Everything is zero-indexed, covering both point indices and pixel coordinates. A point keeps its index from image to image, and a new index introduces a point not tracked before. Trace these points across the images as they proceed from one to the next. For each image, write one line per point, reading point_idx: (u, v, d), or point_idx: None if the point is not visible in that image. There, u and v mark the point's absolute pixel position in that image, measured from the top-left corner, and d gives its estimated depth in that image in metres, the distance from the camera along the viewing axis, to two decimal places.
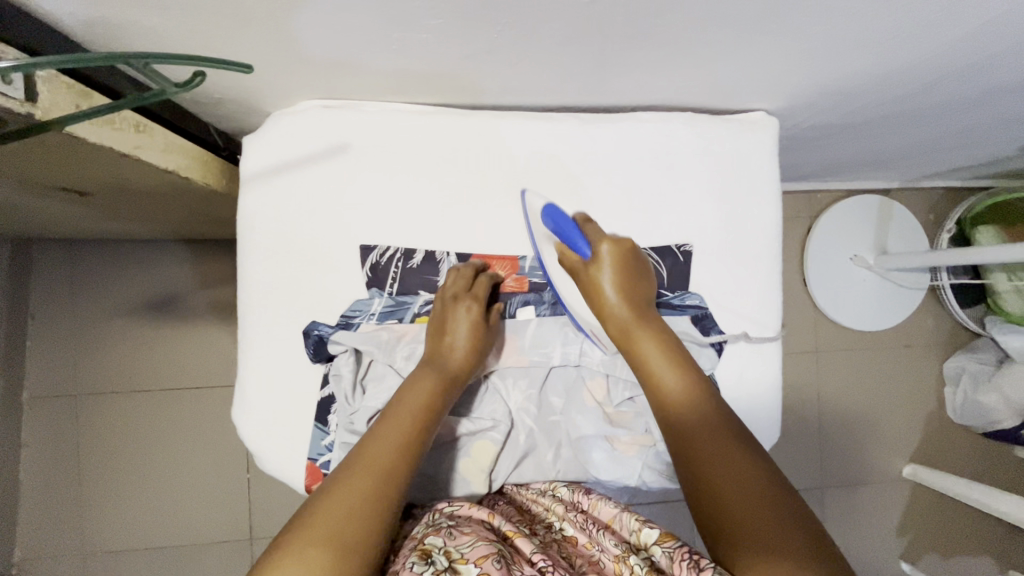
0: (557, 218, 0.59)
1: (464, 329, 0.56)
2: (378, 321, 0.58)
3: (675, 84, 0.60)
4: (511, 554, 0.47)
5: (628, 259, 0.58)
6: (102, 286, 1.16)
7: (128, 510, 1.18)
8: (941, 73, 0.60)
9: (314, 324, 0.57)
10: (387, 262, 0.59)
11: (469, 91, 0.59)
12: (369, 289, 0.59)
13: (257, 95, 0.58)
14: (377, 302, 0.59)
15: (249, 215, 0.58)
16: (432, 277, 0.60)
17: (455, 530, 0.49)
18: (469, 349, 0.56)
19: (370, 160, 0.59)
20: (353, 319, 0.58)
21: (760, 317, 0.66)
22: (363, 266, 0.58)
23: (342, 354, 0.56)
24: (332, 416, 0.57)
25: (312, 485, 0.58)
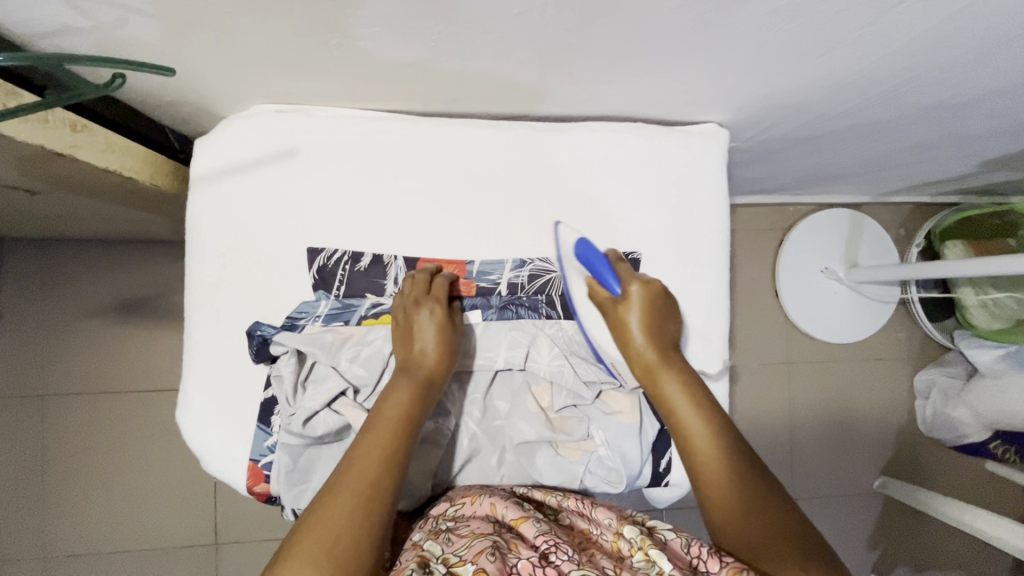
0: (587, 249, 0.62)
1: (431, 335, 0.57)
2: (324, 323, 0.58)
3: (623, 96, 0.62)
4: (506, 544, 0.49)
5: (656, 301, 0.60)
6: (74, 287, 1.16)
7: (92, 513, 1.17)
8: (880, 89, 0.62)
9: (256, 324, 0.57)
10: (334, 264, 0.59)
11: (418, 98, 0.60)
12: (316, 291, 0.59)
13: (210, 99, 0.59)
14: (323, 305, 0.59)
15: (198, 216, 0.59)
16: (379, 280, 0.61)
17: (452, 536, 0.50)
18: (438, 356, 0.57)
19: (320, 164, 0.60)
20: (298, 320, 0.58)
21: (707, 325, 0.67)
22: (310, 268, 0.59)
23: (285, 355, 0.56)
24: (275, 417, 0.57)
25: (254, 486, 0.58)
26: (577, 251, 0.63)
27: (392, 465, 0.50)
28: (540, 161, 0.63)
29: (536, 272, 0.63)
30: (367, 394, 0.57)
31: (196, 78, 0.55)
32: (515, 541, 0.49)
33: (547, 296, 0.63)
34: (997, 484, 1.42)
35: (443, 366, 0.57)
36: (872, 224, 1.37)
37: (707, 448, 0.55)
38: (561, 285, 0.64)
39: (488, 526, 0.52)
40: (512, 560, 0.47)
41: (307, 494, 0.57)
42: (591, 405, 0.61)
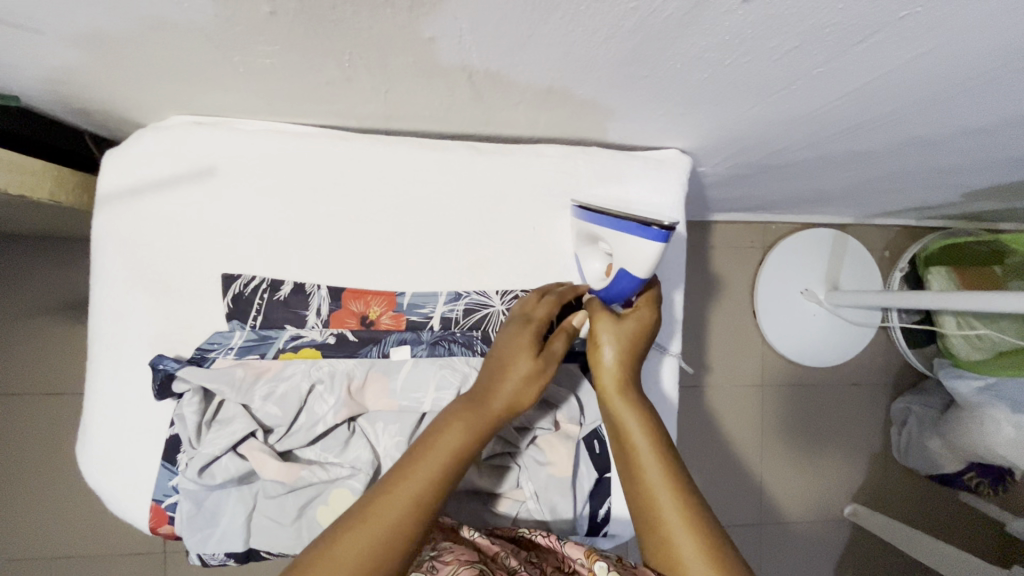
0: (630, 283, 0.52)
1: (525, 369, 0.49)
2: (236, 356, 0.54)
3: (571, 119, 0.57)
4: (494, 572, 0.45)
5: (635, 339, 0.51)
6: (17, 285, 1.12)
7: (35, 517, 1.13)
8: (848, 124, 0.57)
9: (160, 357, 0.52)
10: (251, 292, 0.55)
11: (347, 115, 0.56)
12: (231, 321, 0.55)
13: (119, 106, 0.54)
14: (238, 336, 0.55)
15: (103, 236, 0.54)
16: (300, 310, 0.56)
17: (436, 561, 0.46)
18: (522, 394, 0.49)
19: (237, 183, 0.55)
20: (209, 353, 0.54)
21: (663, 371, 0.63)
22: (225, 296, 0.55)
23: (188, 392, 0.52)
24: (180, 456, 0.53)
25: (157, 527, 0.54)
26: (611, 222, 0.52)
27: (433, 510, 0.43)
28: (480, 186, 0.59)
29: (470, 307, 0.59)
30: (279, 436, 0.53)
31: (96, 87, 0.50)
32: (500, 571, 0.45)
33: (483, 333, 0.58)
34: (969, 515, 1.39)
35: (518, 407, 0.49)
36: (855, 246, 1.33)
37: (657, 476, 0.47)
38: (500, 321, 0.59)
39: (473, 555, 0.48)
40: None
41: (214, 539, 0.53)
42: (524, 453, 0.58)
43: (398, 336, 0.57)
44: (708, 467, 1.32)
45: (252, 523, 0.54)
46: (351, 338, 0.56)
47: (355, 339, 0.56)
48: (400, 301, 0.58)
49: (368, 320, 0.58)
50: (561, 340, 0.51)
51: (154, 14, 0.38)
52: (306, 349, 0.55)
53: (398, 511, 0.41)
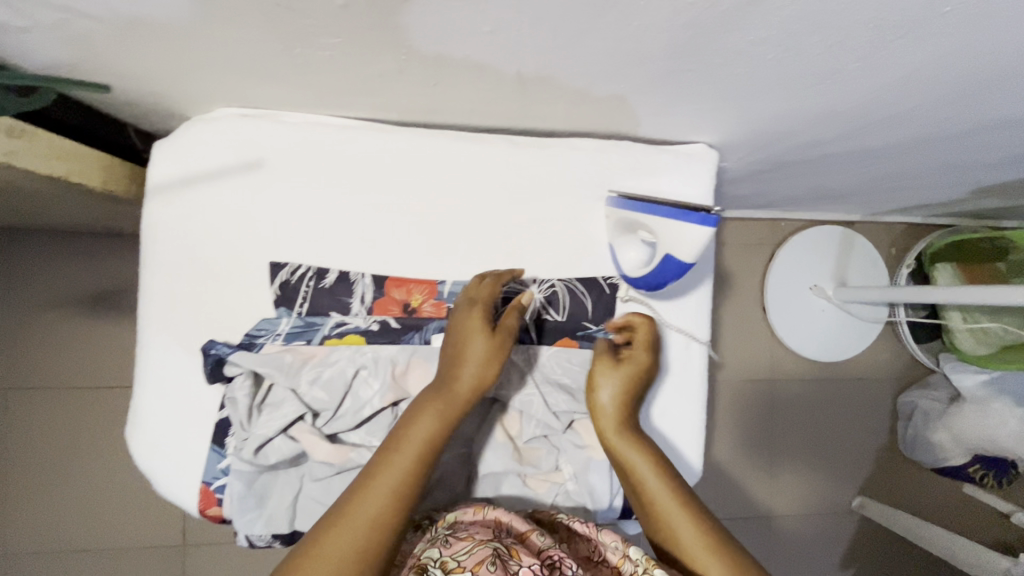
0: (676, 268, 0.55)
1: (482, 350, 0.54)
2: (284, 342, 0.56)
3: (607, 113, 0.59)
4: (507, 550, 0.47)
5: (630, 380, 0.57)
6: (38, 279, 1.12)
7: (55, 510, 1.14)
8: (874, 119, 0.59)
9: (212, 342, 0.54)
10: (298, 280, 0.57)
11: (391, 108, 0.57)
12: (277, 308, 0.57)
13: (169, 98, 0.56)
14: (285, 322, 0.56)
15: (153, 225, 0.55)
16: (345, 298, 0.58)
17: (450, 538, 0.48)
18: (483, 373, 0.54)
19: (284, 174, 0.57)
20: (257, 338, 0.55)
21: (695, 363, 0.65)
22: (272, 283, 0.56)
23: (239, 376, 0.54)
24: (230, 438, 0.55)
25: (205, 510, 0.55)
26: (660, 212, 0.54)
27: (410, 496, 0.47)
28: (518, 178, 0.61)
29: (509, 295, 0.60)
30: (326, 419, 0.55)
31: (152, 79, 0.51)
32: (515, 548, 0.47)
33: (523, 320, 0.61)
34: (973, 506, 1.42)
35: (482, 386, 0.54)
36: (863, 243, 1.36)
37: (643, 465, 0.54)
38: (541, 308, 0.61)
39: (489, 533, 0.50)
40: (514, 567, 0.45)
41: (261, 520, 0.54)
42: (562, 436, 0.60)
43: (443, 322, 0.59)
44: (720, 461, 1.35)
45: (298, 505, 0.55)
46: (393, 325, 0.58)
47: (399, 325, 0.58)
48: (442, 290, 0.60)
49: (410, 307, 0.59)
50: (514, 316, 0.57)
51: (226, 6, 0.39)
52: (351, 335, 0.57)
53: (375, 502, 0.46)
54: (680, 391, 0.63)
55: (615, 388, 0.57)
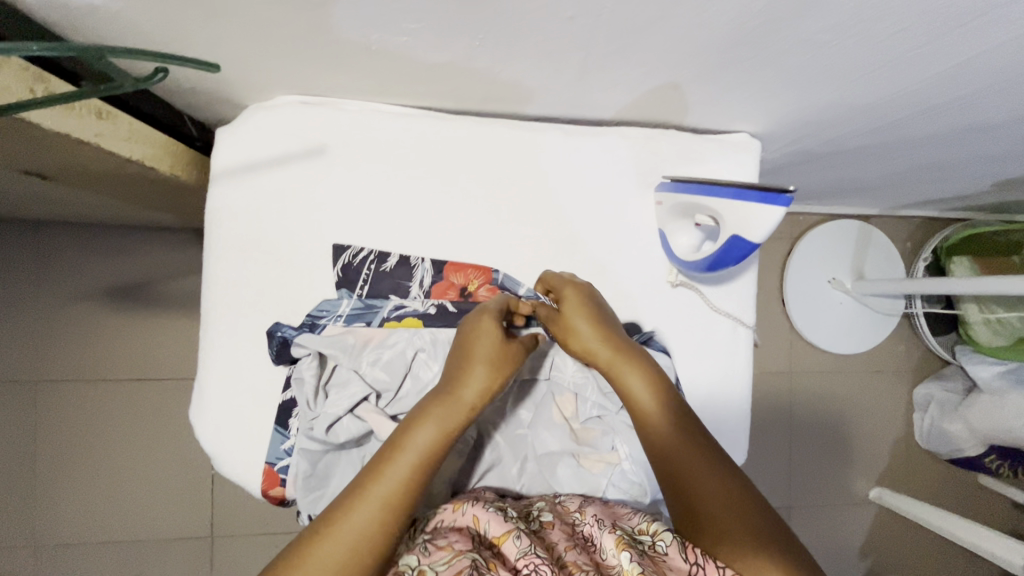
0: (743, 248, 0.55)
1: (489, 355, 0.54)
2: (345, 324, 0.57)
3: (658, 102, 0.60)
4: (484, 562, 0.47)
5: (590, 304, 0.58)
6: (70, 271, 1.13)
7: (85, 502, 1.14)
8: (920, 107, 0.61)
9: (277, 324, 0.56)
10: (359, 263, 0.58)
11: (449, 96, 0.58)
12: (339, 290, 0.58)
13: (233, 87, 0.57)
14: (345, 304, 0.58)
15: (219, 211, 0.57)
16: (404, 281, 0.59)
17: (430, 546, 0.49)
18: (490, 377, 0.53)
19: (345, 160, 0.58)
20: (319, 319, 0.57)
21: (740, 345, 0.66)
22: (335, 265, 0.58)
23: (306, 357, 0.55)
24: (293, 420, 0.56)
25: (268, 490, 0.56)
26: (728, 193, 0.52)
27: (399, 511, 0.45)
28: (569, 166, 0.62)
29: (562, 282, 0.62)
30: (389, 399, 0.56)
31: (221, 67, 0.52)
32: (493, 561, 0.48)
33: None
34: (986, 497, 1.44)
35: (490, 393, 0.53)
36: (880, 236, 1.37)
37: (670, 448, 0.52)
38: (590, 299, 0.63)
39: (466, 542, 0.50)
40: None
41: (323, 501, 0.55)
42: (616, 418, 0.62)
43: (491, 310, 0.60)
44: None
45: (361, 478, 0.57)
46: (450, 309, 0.59)
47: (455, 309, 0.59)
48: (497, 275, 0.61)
49: (466, 291, 0.60)
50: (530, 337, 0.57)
51: None
52: (409, 318, 0.59)
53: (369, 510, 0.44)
54: (726, 373, 0.65)
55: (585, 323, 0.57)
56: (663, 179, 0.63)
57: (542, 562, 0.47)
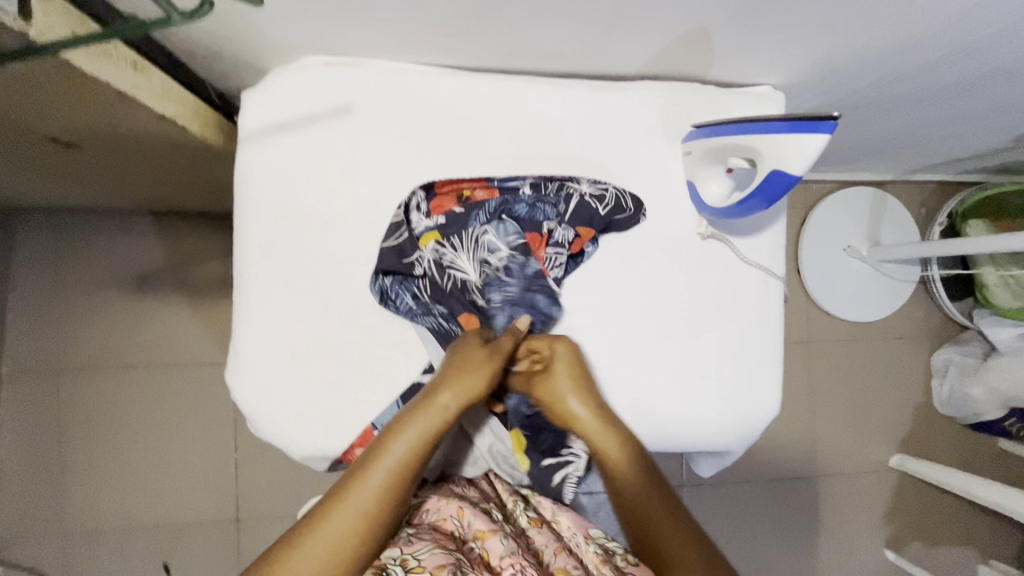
0: (777, 184, 0.53)
1: (466, 372, 0.57)
2: (551, 199, 0.62)
3: (685, 51, 0.60)
4: (466, 561, 0.56)
5: (579, 368, 0.61)
6: (87, 260, 1.13)
7: (111, 489, 1.15)
8: (948, 49, 0.60)
9: (539, 180, 0.62)
10: (601, 191, 0.62)
11: (474, 52, 0.58)
12: (601, 185, 0.62)
13: (257, 52, 0.56)
14: (581, 192, 0.62)
15: (251, 170, 0.57)
16: (580, 223, 0.61)
17: (412, 539, 0.57)
18: (466, 386, 0.56)
19: (373, 121, 0.59)
20: (567, 185, 0.62)
21: (779, 295, 0.66)
22: (609, 189, 0.62)
23: (422, 220, 0.60)
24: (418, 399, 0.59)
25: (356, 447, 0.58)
26: (779, 125, 0.51)
27: (380, 519, 0.51)
28: (595, 120, 0.62)
29: (563, 183, 0.62)
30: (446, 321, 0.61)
31: (245, 28, 0.51)
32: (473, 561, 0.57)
33: (569, 208, 0.62)
34: (1007, 461, 1.44)
35: (468, 396, 0.57)
36: (895, 202, 1.36)
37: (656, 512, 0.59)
38: (554, 185, 0.62)
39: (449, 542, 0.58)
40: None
41: None
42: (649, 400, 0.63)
43: (440, 216, 0.61)
44: None
45: None
46: (458, 212, 0.61)
47: (463, 212, 0.61)
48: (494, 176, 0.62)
49: (463, 195, 0.61)
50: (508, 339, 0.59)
51: None
52: (427, 234, 0.60)
53: (332, 540, 0.49)
54: (755, 324, 0.65)
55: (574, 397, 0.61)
56: (692, 126, 0.62)
57: (526, 563, 0.56)
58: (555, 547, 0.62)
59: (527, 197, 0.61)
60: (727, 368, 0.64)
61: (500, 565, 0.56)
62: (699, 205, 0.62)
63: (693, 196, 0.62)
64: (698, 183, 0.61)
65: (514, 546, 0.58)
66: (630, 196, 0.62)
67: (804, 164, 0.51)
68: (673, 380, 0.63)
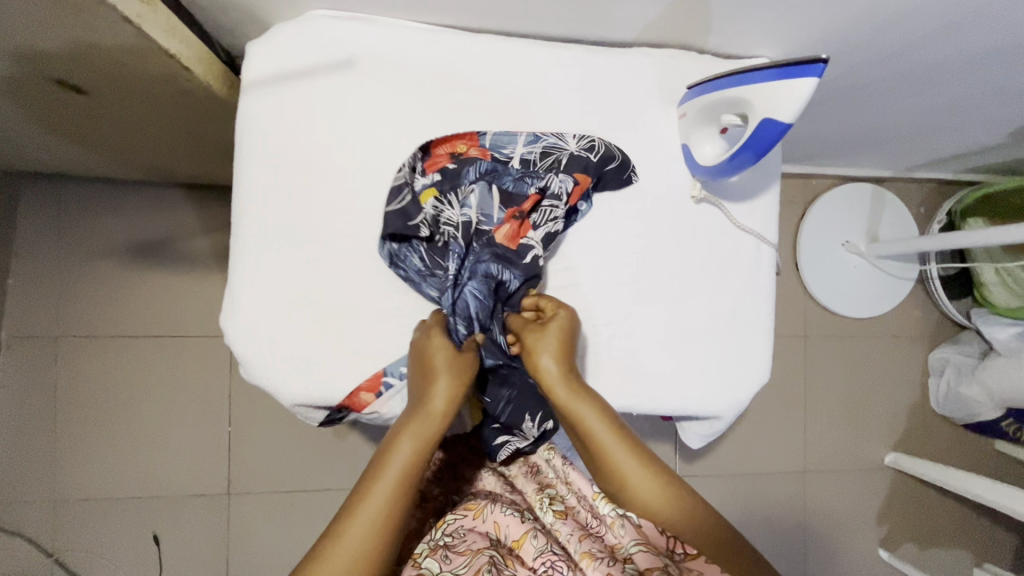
0: (768, 133, 0.54)
1: (444, 365, 0.56)
2: (540, 152, 0.62)
3: (681, 18, 0.61)
4: (503, 560, 0.59)
5: (567, 331, 0.58)
6: (90, 228, 1.15)
7: (103, 457, 1.15)
8: (941, 22, 0.61)
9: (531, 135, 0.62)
10: (590, 143, 0.62)
11: (473, 11, 0.59)
12: (590, 137, 0.63)
13: (261, 4, 0.57)
14: (571, 145, 0.62)
15: (250, 120, 0.59)
16: (573, 173, 0.61)
17: (450, 552, 0.60)
18: (453, 387, 0.55)
19: (373, 75, 0.60)
20: (555, 141, 0.62)
21: (771, 263, 0.67)
22: (600, 141, 0.62)
23: (419, 178, 0.61)
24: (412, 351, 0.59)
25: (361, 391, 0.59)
26: (766, 75, 0.52)
27: (397, 521, 0.51)
28: (592, 83, 0.63)
29: (549, 149, 0.62)
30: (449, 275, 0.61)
31: None
32: (510, 557, 0.61)
33: (560, 160, 0.62)
34: (1003, 463, 1.43)
35: (458, 397, 0.55)
36: (894, 199, 1.36)
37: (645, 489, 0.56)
38: (539, 155, 0.62)
39: (485, 543, 0.61)
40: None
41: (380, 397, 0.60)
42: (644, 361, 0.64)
43: (435, 174, 0.62)
44: (752, 416, 1.37)
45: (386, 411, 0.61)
46: (452, 168, 0.61)
47: (456, 168, 0.61)
48: (484, 136, 0.62)
49: (458, 154, 0.62)
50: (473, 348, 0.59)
51: None
52: (425, 190, 0.61)
53: (356, 547, 0.49)
54: (746, 289, 0.66)
55: (554, 356, 0.57)
56: (686, 89, 0.64)
57: (557, 559, 0.60)
58: (583, 534, 0.64)
59: (514, 169, 0.62)
60: (718, 332, 0.65)
61: (537, 566, 0.60)
62: (695, 169, 0.63)
63: (688, 161, 0.63)
64: (692, 145, 0.62)
65: (545, 543, 0.61)
66: (617, 146, 0.63)
67: (794, 112, 0.52)
68: (663, 340, 0.64)
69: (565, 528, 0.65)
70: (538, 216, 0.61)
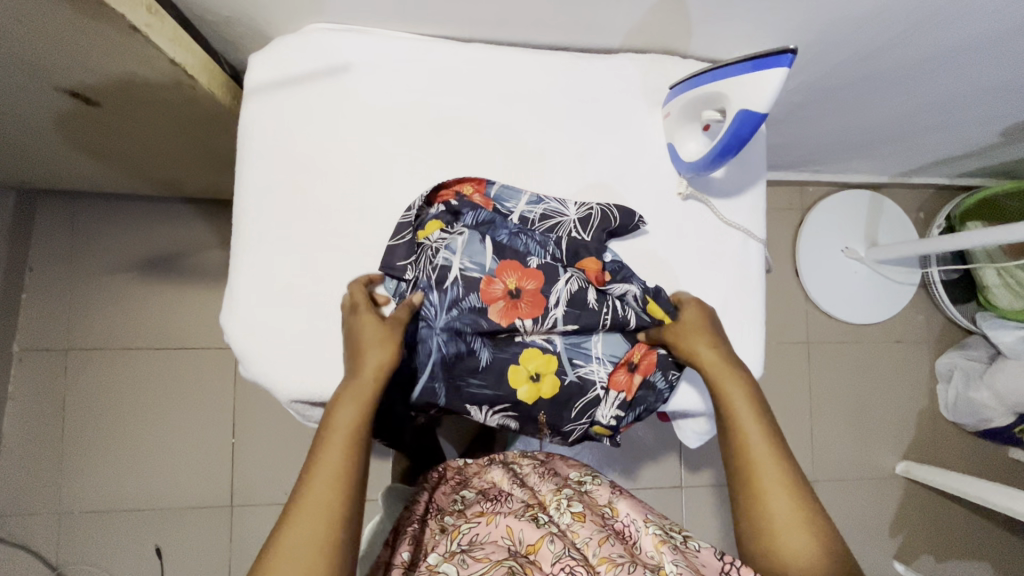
0: (743, 126, 0.56)
1: (374, 335, 0.55)
2: (539, 216, 0.64)
3: (662, 22, 0.63)
4: (520, 567, 0.57)
5: (709, 321, 0.61)
6: (100, 243, 1.18)
7: (107, 469, 1.16)
8: (915, 19, 0.63)
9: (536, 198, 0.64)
10: (590, 217, 0.63)
11: (461, 22, 0.62)
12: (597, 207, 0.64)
13: (261, 18, 0.61)
14: (570, 213, 0.64)
15: (251, 126, 0.61)
16: (575, 247, 0.63)
17: (466, 558, 0.59)
18: (389, 354, 0.55)
19: (367, 82, 0.62)
20: (554, 208, 0.64)
21: (763, 264, 0.68)
22: (598, 207, 0.64)
23: (430, 211, 0.63)
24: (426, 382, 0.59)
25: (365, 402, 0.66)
26: (746, 67, 0.54)
27: (352, 484, 0.51)
28: (578, 86, 0.65)
29: (549, 212, 0.64)
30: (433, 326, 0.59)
31: None
32: (528, 566, 0.58)
33: (557, 236, 0.63)
34: (1019, 471, 1.40)
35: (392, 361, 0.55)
36: (892, 204, 1.37)
37: (774, 481, 0.55)
38: (539, 216, 0.64)
39: (502, 552, 0.60)
40: None
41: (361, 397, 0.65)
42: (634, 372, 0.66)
43: (439, 205, 0.63)
44: None
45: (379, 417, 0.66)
46: (453, 204, 0.62)
47: (458, 204, 0.62)
48: (489, 186, 0.64)
49: (462, 194, 0.63)
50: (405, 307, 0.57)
51: None
52: (432, 222, 0.62)
53: (314, 514, 0.49)
54: (738, 286, 0.67)
55: (706, 340, 0.60)
56: (669, 89, 0.66)
57: (575, 564, 0.58)
58: (603, 537, 0.61)
59: (512, 224, 0.63)
60: None
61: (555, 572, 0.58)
62: (683, 168, 0.64)
63: (675, 159, 0.65)
64: (678, 143, 0.64)
65: (562, 549, 0.60)
66: (618, 209, 0.64)
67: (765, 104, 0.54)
68: None
69: (584, 531, 0.62)
70: (564, 286, 0.61)
